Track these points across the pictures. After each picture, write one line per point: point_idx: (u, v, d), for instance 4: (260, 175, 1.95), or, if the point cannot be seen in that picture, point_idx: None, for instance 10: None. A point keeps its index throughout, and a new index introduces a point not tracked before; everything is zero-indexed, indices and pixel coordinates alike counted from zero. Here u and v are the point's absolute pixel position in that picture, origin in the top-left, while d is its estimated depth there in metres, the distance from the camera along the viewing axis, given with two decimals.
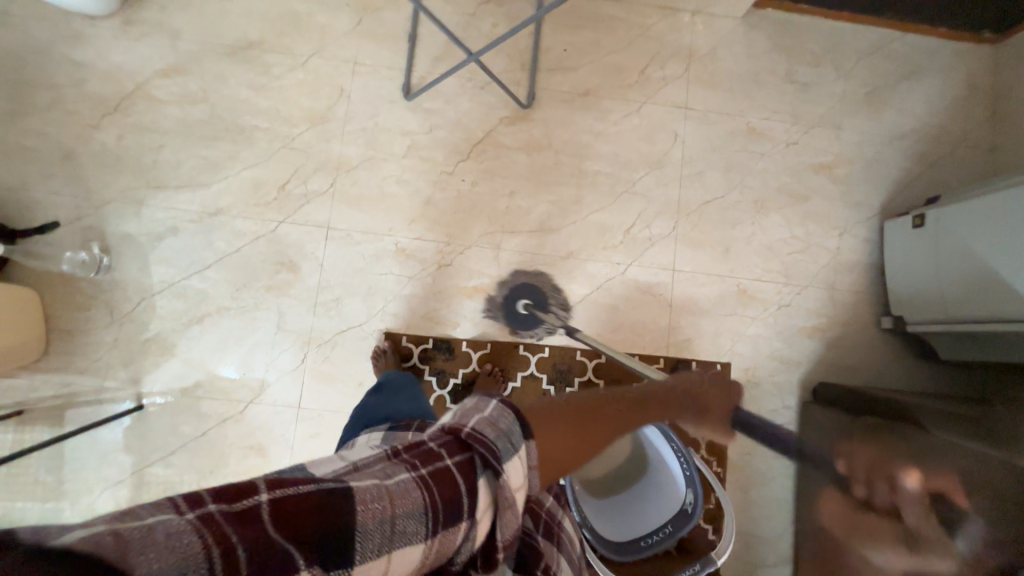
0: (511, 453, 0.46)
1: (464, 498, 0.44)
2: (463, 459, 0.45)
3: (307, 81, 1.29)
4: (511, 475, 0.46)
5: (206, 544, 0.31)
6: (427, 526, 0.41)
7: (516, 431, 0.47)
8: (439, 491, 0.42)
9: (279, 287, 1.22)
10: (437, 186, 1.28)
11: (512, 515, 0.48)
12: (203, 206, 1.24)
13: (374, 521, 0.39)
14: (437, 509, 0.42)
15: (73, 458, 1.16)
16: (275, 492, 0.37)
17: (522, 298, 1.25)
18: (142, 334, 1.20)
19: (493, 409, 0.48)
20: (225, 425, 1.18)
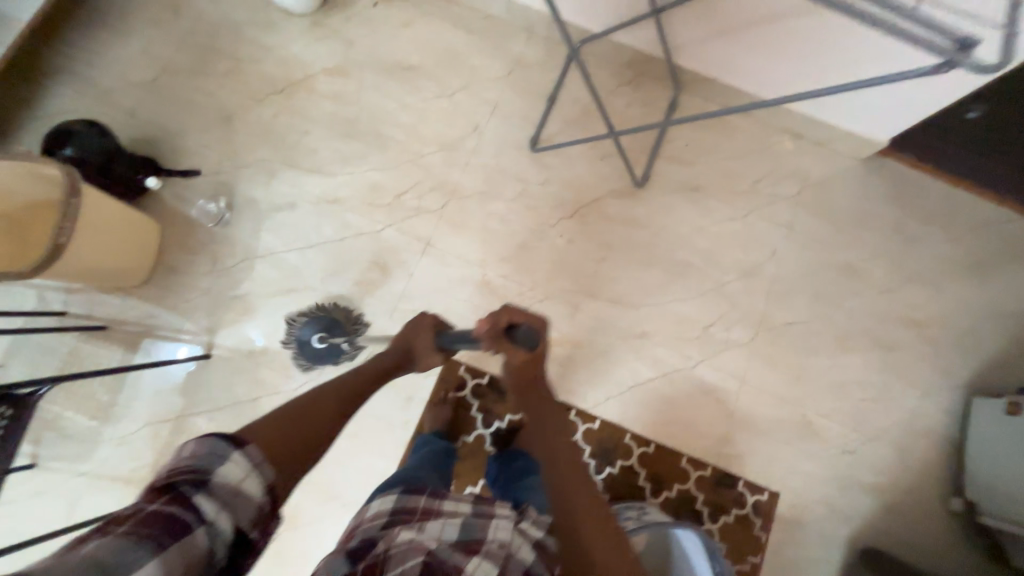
0: (216, 461, 0.56)
1: (191, 515, 0.52)
2: (171, 495, 0.52)
3: (448, 110, 1.40)
4: (219, 475, 0.56)
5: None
6: (151, 546, 0.48)
7: (218, 446, 0.58)
8: (156, 523, 0.50)
9: (366, 284, 1.28)
10: (535, 233, 1.33)
11: (253, 499, 0.58)
12: (324, 192, 1.33)
13: (82, 565, 0.44)
14: (160, 534, 0.49)
15: (132, 385, 1.20)
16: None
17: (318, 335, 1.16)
18: (232, 291, 1.27)
19: (191, 445, 0.57)
20: (275, 397, 1.21)
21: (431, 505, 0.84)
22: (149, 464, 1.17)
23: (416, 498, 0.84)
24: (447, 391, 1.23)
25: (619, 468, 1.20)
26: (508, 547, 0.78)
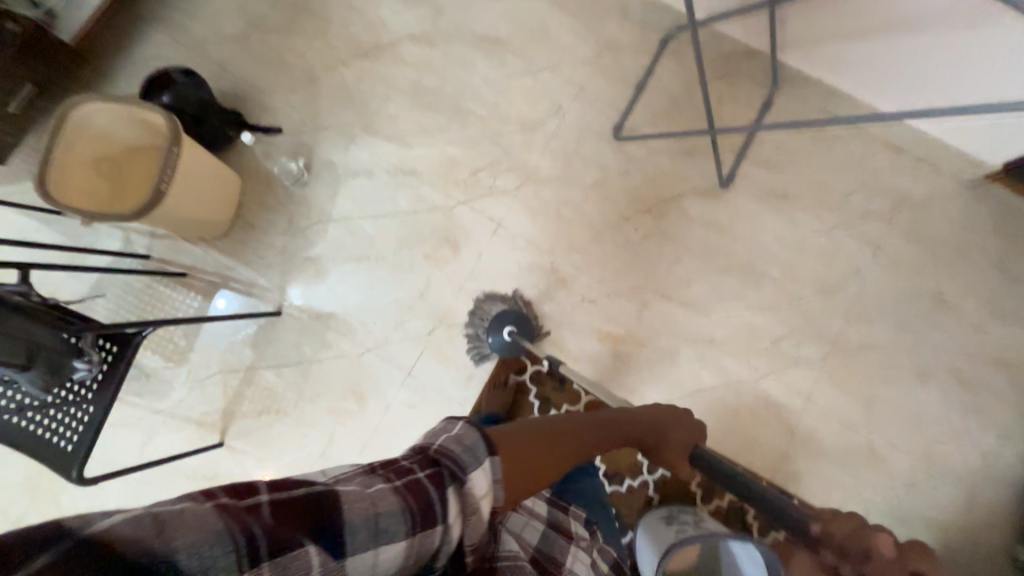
0: (472, 467, 0.53)
1: (437, 510, 0.50)
2: (433, 474, 0.52)
3: (532, 90, 1.36)
4: (475, 482, 0.53)
5: (225, 525, 0.41)
6: (406, 525, 0.48)
7: (478, 451, 0.55)
8: (414, 497, 0.49)
9: (436, 259, 1.28)
10: (610, 225, 1.30)
11: (481, 524, 0.53)
12: (401, 162, 1.32)
13: (359, 518, 0.46)
14: (416, 511, 0.49)
15: (207, 333, 1.24)
16: (279, 492, 0.45)
17: (509, 323, 1.21)
18: (306, 252, 1.28)
19: (459, 429, 0.55)
20: (340, 360, 1.24)
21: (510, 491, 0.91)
22: (219, 411, 1.22)
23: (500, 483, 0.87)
24: (507, 375, 1.23)
25: (672, 472, 1.18)
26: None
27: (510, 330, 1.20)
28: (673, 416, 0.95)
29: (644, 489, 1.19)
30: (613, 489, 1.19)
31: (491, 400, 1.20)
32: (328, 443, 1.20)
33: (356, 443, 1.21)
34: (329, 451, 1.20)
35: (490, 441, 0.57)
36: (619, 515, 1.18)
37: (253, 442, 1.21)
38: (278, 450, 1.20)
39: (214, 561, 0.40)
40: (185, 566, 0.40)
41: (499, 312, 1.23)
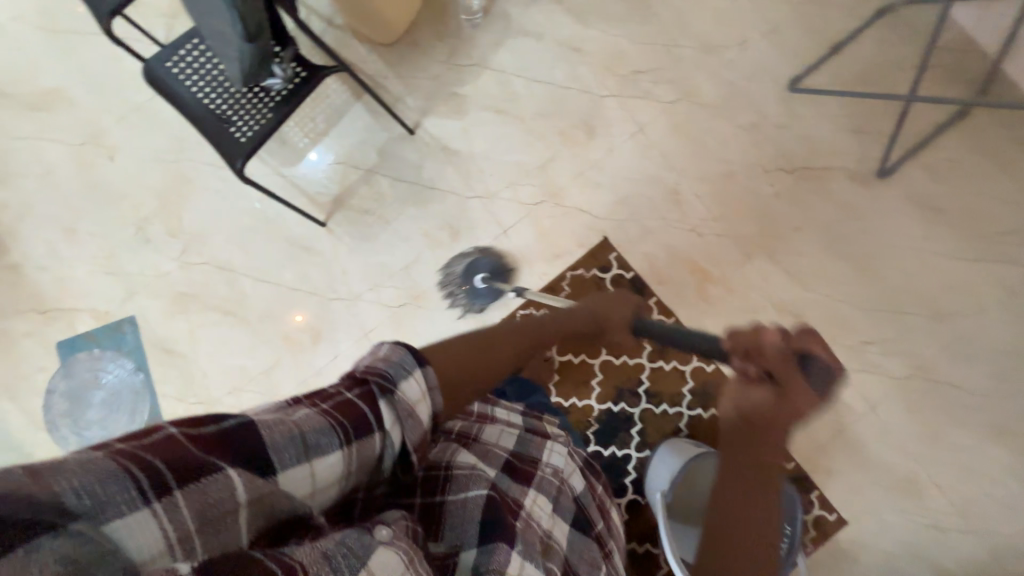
0: (401, 378, 0.49)
1: (371, 419, 0.47)
2: (364, 391, 0.48)
3: (722, 13, 1.32)
4: (407, 390, 0.49)
5: (123, 466, 0.36)
6: (339, 438, 0.46)
7: (406, 361, 0.50)
8: (342, 416, 0.46)
9: (567, 138, 1.30)
10: (746, 171, 1.27)
11: (423, 423, 0.51)
12: (572, 37, 1.33)
13: (282, 439, 0.43)
14: (346, 429, 0.46)
15: (344, 125, 1.33)
16: (189, 428, 0.40)
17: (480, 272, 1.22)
18: (454, 87, 1.32)
19: (386, 347, 0.51)
20: (450, 195, 1.30)
21: (483, 411, 0.82)
22: (333, 196, 1.31)
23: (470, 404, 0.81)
24: (592, 269, 1.25)
25: (709, 415, 1.20)
26: (561, 476, 0.79)
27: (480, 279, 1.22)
28: (615, 299, 0.95)
29: (676, 420, 1.20)
30: (647, 408, 1.21)
31: (571, 283, 1.25)
32: (413, 260, 1.29)
33: (436, 271, 1.28)
34: (411, 268, 1.28)
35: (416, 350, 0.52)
36: (643, 433, 1.20)
37: (351, 234, 1.30)
38: (369, 250, 1.30)
39: (112, 497, 0.36)
40: (76, 506, 0.35)
41: (468, 264, 1.24)
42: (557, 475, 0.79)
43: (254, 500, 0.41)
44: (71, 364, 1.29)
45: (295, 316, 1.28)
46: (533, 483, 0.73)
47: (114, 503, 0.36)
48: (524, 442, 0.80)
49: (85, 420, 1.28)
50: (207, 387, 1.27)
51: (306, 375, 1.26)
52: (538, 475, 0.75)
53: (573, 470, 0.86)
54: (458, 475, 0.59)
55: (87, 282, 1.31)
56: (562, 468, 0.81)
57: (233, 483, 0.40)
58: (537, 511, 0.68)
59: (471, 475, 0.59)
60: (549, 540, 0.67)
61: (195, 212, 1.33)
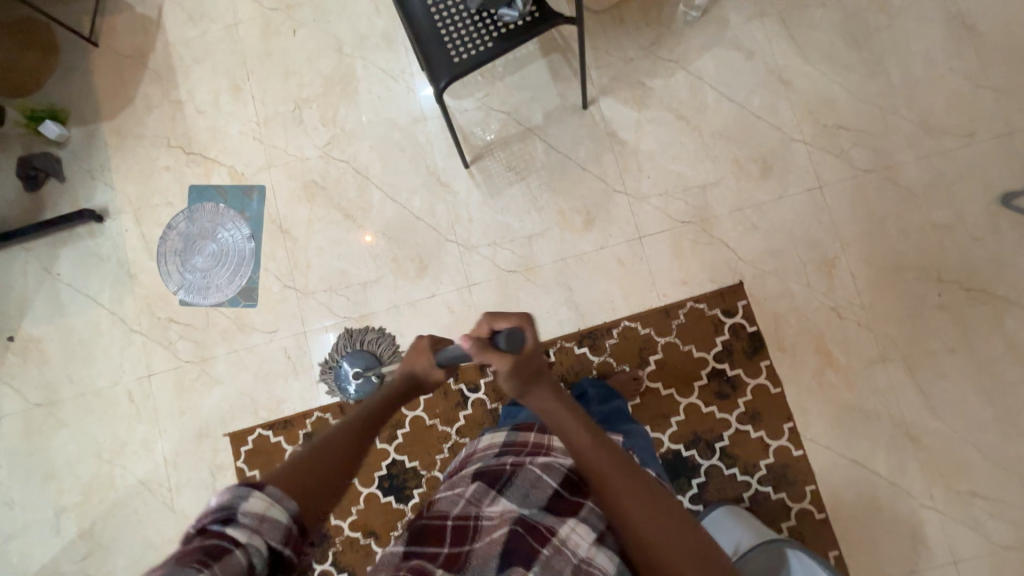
0: (240, 501, 0.50)
1: (224, 543, 0.47)
2: (203, 538, 0.47)
3: (958, 97, 1.18)
4: (252, 505, 0.50)
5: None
6: (195, 568, 0.44)
7: (238, 489, 0.51)
8: (195, 556, 0.45)
9: (739, 168, 1.21)
10: (917, 270, 1.16)
11: (283, 524, 0.52)
12: (784, 66, 1.23)
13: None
14: (201, 560, 0.45)
15: (521, 77, 1.29)
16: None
17: (355, 364, 1.22)
18: (643, 76, 1.26)
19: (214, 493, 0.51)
20: (598, 182, 1.25)
21: (541, 437, 0.76)
22: (484, 142, 1.29)
23: (526, 435, 0.77)
24: (714, 308, 1.18)
25: (777, 497, 1.13)
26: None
27: (356, 371, 1.21)
28: (417, 350, 0.71)
29: (741, 489, 1.14)
30: (716, 465, 1.15)
31: (688, 314, 1.19)
32: (538, 233, 1.25)
33: (556, 251, 1.25)
34: (534, 240, 1.25)
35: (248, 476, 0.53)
36: (702, 487, 1.15)
37: (489, 184, 1.28)
38: (500, 206, 1.27)
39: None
40: None
41: (346, 356, 1.23)
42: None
43: None
44: (196, 209, 1.35)
45: (363, 236, 1.30)
46: (578, 513, 0.67)
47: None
48: (585, 468, 0.73)
49: (191, 264, 1.33)
50: (306, 277, 1.30)
51: (399, 302, 1.27)
52: (586, 505, 0.68)
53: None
54: (485, 527, 0.64)
55: (235, 140, 1.35)
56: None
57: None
58: (577, 540, 0.64)
59: (496, 522, 0.64)
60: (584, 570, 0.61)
61: (352, 110, 1.33)
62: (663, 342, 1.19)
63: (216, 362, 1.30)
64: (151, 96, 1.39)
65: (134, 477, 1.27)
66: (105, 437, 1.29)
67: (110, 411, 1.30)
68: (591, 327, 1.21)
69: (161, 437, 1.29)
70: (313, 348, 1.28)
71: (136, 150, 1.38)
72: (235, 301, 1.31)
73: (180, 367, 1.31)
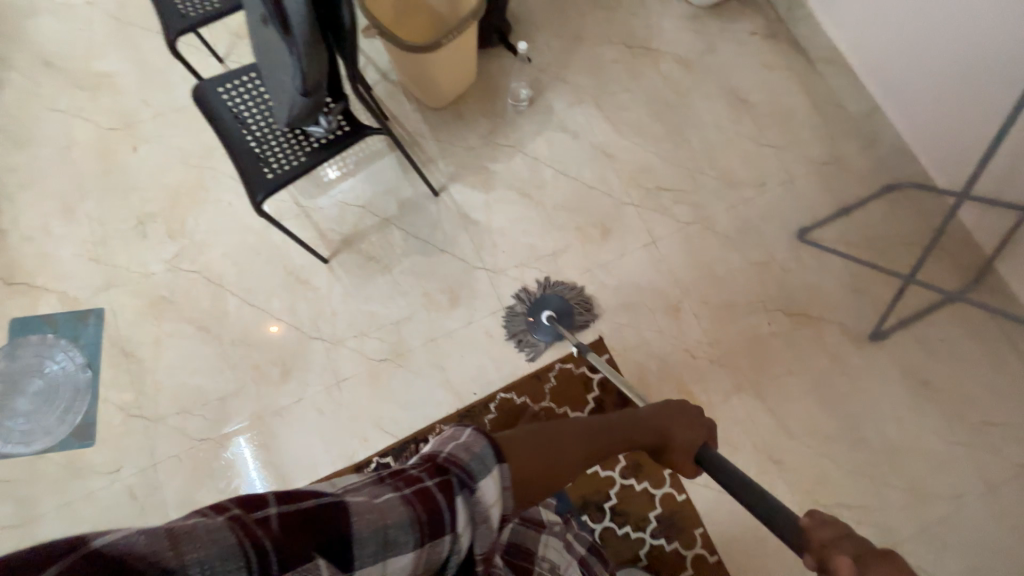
0: (484, 472, 0.49)
1: (445, 521, 0.45)
2: (442, 480, 0.46)
3: (748, 155, 1.41)
4: (487, 490, 0.48)
5: (238, 539, 0.37)
6: (415, 536, 0.43)
7: (488, 456, 0.49)
8: (420, 512, 0.44)
9: (583, 234, 1.32)
10: (748, 303, 1.30)
11: (492, 528, 0.49)
12: (607, 142, 1.40)
13: (368, 532, 0.42)
14: (422, 524, 0.44)
15: (374, 172, 1.35)
16: (285, 509, 0.40)
17: (548, 308, 1.24)
18: (486, 161, 1.37)
19: (467, 434, 0.50)
20: (458, 261, 1.30)
21: None
22: (342, 236, 1.31)
23: None
24: (582, 366, 1.23)
25: (672, 547, 1.13)
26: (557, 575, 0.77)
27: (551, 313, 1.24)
28: (672, 408, 0.79)
29: (637, 547, 1.13)
30: (609, 526, 1.14)
31: (559, 376, 1.22)
32: (406, 317, 1.26)
33: (427, 333, 1.25)
34: (403, 324, 1.25)
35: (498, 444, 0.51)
36: None
37: (351, 276, 1.28)
38: (364, 296, 1.27)
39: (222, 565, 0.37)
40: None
41: (545, 298, 1.25)
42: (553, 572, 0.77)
43: None
44: (20, 344, 1.21)
45: (271, 326, 1.24)
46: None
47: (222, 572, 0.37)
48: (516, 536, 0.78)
49: (12, 408, 1.17)
50: (157, 401, 1.19)
51: (265, 412, 1.19)
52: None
53: (571, 562, 0.81)
54: None
55: (68, 264, 1.26)
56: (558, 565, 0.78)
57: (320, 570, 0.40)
58: None
59: None
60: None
61: (202, 220, 1.31)
62: (540, 408, 1.20)
63: (42, 522, 1.11)
64: None
65: None
66: None
67: None
68: (468, 406, 1.20)
69: None
70: (201, 461, 1.15)
71: None
72: (67, 442, 1.15)
73: None
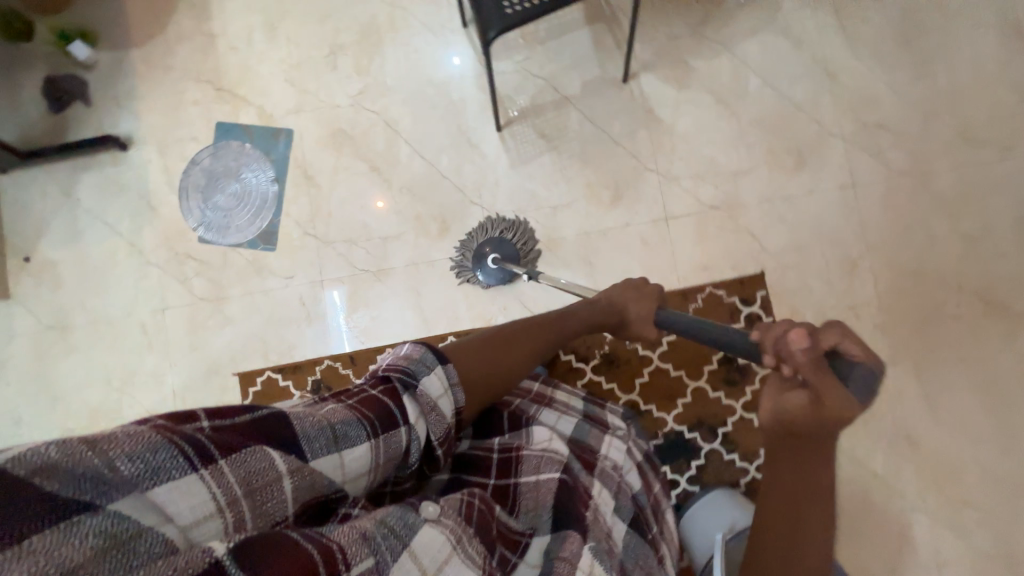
0: (425, 373, 0.58)
1: (398, 414, 0.54)
2: (386, 387, 0.56)
3: (1004, 108, 1.17)
4: (429, 386, 0.58)
5: (170, 437, 0.40)
6: (366, 429, 0.51)
7: (427, 360, 0.60)
8: (368, 411, 0.53)
9: (772, 160, 1.20)
10: (938, 277, 1.16)
11: (444, 419, 0.59)
12: (832, 58, 1.21)
13: (315, 428, 0.48)
14: (371, 420, 0.52)
15: (565, 42, 1.26)
16: (212, 432, 0.43)
17: (493, 249, 1.22)
18: (688, 55, 1.23)
19: (407, 348, 0.61)
20: (631, 158, 1.23)
21: (543, 395, 0.90)
22: (518, 106, 1.27)
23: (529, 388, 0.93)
24: (733, 295, 1.18)
25: None
26: (620, 472, 0.83)
27: (496, 256, 1.21)
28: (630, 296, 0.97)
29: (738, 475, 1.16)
30: (716, 449, 1.17)
31: (706, 299, 1.19)
32: (565, 203, 1.24)
33: (582, 224, 1.23)
34: (561, 210, 1.24)
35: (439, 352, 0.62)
36: (700, 470, 1.16)
37: (520, 151, 1.26)
38: (528, 173, 1.26)
39: (161, 465, 0.38)
40: (124, 471, 0.37)
41: (491, 237, 1.23)
42: (616, 471, 0.82)
43: (295, 470, 0.45)
44: (222, 147, 1.33)
45: (378, 201, 1.29)
46: (596, 474, 0.77)
47: (163, 472, 0.38)
48: (581, 429, 0.88)
49: (212, 202, 1.33)
50: (329, 226, 1.29)
51: (419, 260, 1.27)
52: (597, 466, 0.79)
53: (630, 467, 0.87)
54: (529, 458, 0.72)
55: (267, 80, 1.33)
56: (620, 464, 0.85)
57: (272, 458, 0.44)
58: (602, 501, 0.74)
59: (543, 459, 0.71)
60: (623, 485, 0.82)
61: (389, 61, 1.31)
62: None
63: (230, 303, 1.31)
64: (182, 26, 1.36)
65: (140, 407, 1.32)
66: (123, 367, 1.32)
67: (122, 340, 1.33)
68: None
69: (175, 369, 1.31)
70: (362, 288, 1.28)
71: (164, 81, 1.36)
72: (254, 243, 1.31)
73: (194, 304, 1.32)
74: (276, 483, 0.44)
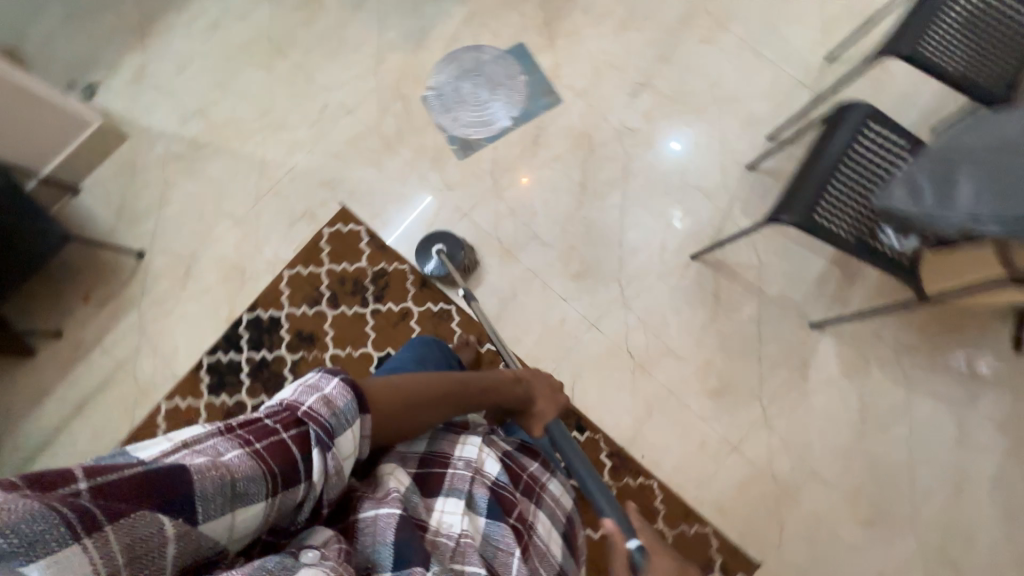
0: (341, 430, 0.52)
1: (300, 470, 0.49)
2: (297, 433, 0.50)
3: None
4: (342, 442, 0.52)
5: (50, 506, 0.37)
6: (266, 487, 0.47)
7: (348, 412, 0.53)
8: (273, 463, 0.48)
9: (851, 496, 1.17)
10: None
11: (343, 481, 0.53)
12: (974, 482, 1.17)
13: (210, 488, 0.43)
14: (274, 474, 0.47)
15: (800, 254, 1.27)
16: (96, 487, 0.39)
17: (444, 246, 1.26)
18: (874, 359, 1.22)
19: (333, 387, 0.53)
20: (757, 378, 1.22)
21: None
22: (721, 257, 1.28)
23: None
24: (719, 555, 1.14)
25: None
26: (474, 467, 0.69)
27: (439, 249, 1.25)
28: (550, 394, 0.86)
29: None
30: None
31: (699, 534, 1.15)
32: (679, 353, 1.24)
33: (673, 380, 1.23)
34: (670, 354, 1.24)
35: (363, 399, 0.55)
36: None
37: (688, 285, 1.27)
38: (678, 305, 1.26)
39: (44, 533, 0.36)
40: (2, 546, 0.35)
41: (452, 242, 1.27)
42: (475, 471, 0.68)
43: (184, 533, 0.42)
44: (505, 59, 1.40)
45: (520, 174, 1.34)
46: (443, 498, 0.65)
47: (41, 545, 0.35)
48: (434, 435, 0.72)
49: (458, 83, 1.39)
50: (511, 184, 1.33)
51: (540, 274, 1.29)
52: (447, 479, 0.67)
53: (492, 453, 0.72)
54: (368, 493, 0.59)
55: (581, 53, 1.40)
56: (478, 458, 0.70)
57: (161, 523, 0.40)
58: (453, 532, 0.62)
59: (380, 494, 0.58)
60: (482, 479, 0.68)
61: (672, 130, 1.35)
62: (659, 527, 1.15)
63: (392, 156, 1.36)
64: None
65: (261, 152, 1.37)
66: (283, 115, 1.39)
67: (300, 100, 1.40)
68: (628, 455, 1.19)
69: (311, 155, 1.37)
70: (484, 247, 1.31)
71: None
72: (453, 139, 1.36)
73: (370, 131, 1.37)
74: (162, 547, 0.40)
